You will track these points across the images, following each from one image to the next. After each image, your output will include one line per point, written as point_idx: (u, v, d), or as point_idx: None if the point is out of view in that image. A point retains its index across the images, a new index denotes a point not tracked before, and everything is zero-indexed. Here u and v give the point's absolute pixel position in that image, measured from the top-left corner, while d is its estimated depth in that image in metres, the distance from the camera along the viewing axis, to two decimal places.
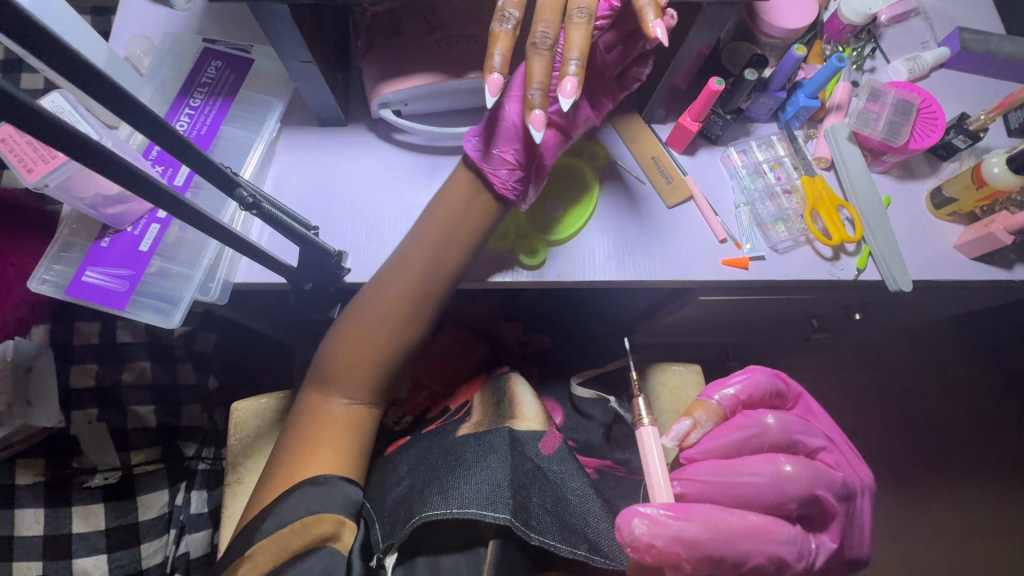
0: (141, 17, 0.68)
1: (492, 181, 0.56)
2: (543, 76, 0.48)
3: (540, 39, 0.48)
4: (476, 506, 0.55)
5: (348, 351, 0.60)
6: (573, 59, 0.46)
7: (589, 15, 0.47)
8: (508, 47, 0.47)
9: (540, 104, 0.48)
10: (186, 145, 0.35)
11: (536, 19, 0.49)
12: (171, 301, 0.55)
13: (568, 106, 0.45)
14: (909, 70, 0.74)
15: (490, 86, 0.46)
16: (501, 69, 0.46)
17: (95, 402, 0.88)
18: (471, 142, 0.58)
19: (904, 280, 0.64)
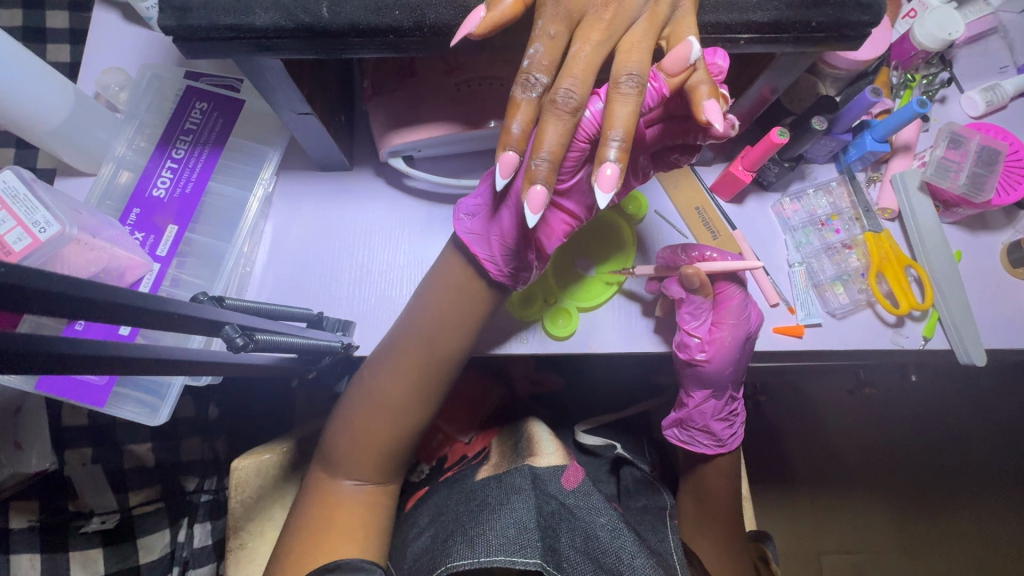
0: (115, 41, 0.59)
1: (487, 266, 0.49)
2: (558, 145, 0.37)
3: (562, 98, 0.37)
4: (505, 552, 0.50)
5: (354, 433, 0.54)
6: (613, 140, 0.36)
7: (641, 85, 0.36)
8: (530, 119, 0.37)
9: (545, 178, 0.37)
10: (133, 296, 0.26)
11: (565, 72, 0.37)
12: (157, 395, 0.49)
13: (601, 203, 0.36)
14: (987, 102, 0.65)
15: (502, 165, 0.38)
16: (519, 145, 0.38)
17: (90, 439, 0.75)
18: (463, 221, 0.50)
19: (978, 353, 0.57)
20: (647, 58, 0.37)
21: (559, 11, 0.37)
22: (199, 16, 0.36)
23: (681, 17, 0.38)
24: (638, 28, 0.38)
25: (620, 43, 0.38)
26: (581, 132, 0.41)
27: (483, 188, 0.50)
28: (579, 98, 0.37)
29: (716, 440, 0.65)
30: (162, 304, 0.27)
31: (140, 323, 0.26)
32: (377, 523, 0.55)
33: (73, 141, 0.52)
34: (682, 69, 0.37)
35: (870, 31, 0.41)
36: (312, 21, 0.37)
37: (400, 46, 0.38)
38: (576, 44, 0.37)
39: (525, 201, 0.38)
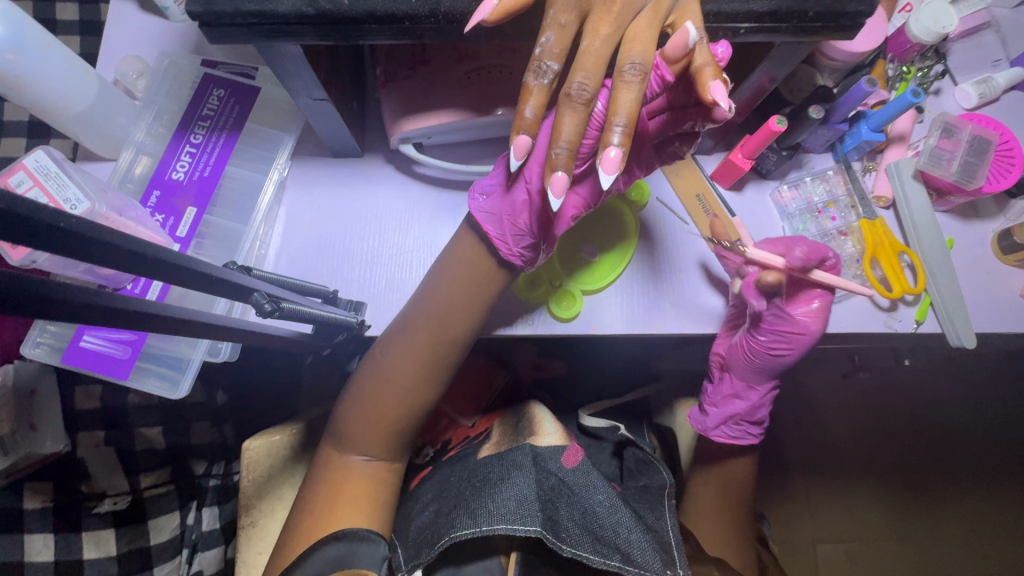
0: (132, 30, 0.61)
1: (498, 245, 0.50)
2: (574, 135, 0.39)
3: (576, 91, 0.38)
4: (506, 521, 0.53)
5: (366, 410, 0.56)
6: (617, 125, 0.38)
7: (644, 73, 0.38)
8: (541, 105, 0.39)
9: (565, 165, 0.39)
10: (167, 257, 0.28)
11: (576, 66, 0.39)
12: (177, 368, 0.50)
13: (605, 185, 0.38)
14: (980, 94, 0.67)
15: (515, 148, 0.40)
16: (531, 129, 0.40)
17: (103, 421, 0.77)
18: (478, 200, 0.51)
19: (968, 336, 0.58)
20: (651, 47, 0.39)
21: (571, 2, 0.39)
22: (224, 3, 0.38)
23: (686, 5, 0.40)
24: (644, 16, 0.39)
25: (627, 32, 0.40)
26: (592, 121, 0.43)
27: (498, 171, 0.51)
28: (591, 89, 0.39)
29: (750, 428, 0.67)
30: (194, 267, 0.29)
31: (175, 279, 0.28)
32: (381, 495, 0.57)
33: (95, 125, 0.54)
34: (681, 52, 0.39)
35: (865, 21, 0.42)
36: (332, 8, 0.38)
37: (415, 33, 0.40)
38: (587, 38, 0.39)
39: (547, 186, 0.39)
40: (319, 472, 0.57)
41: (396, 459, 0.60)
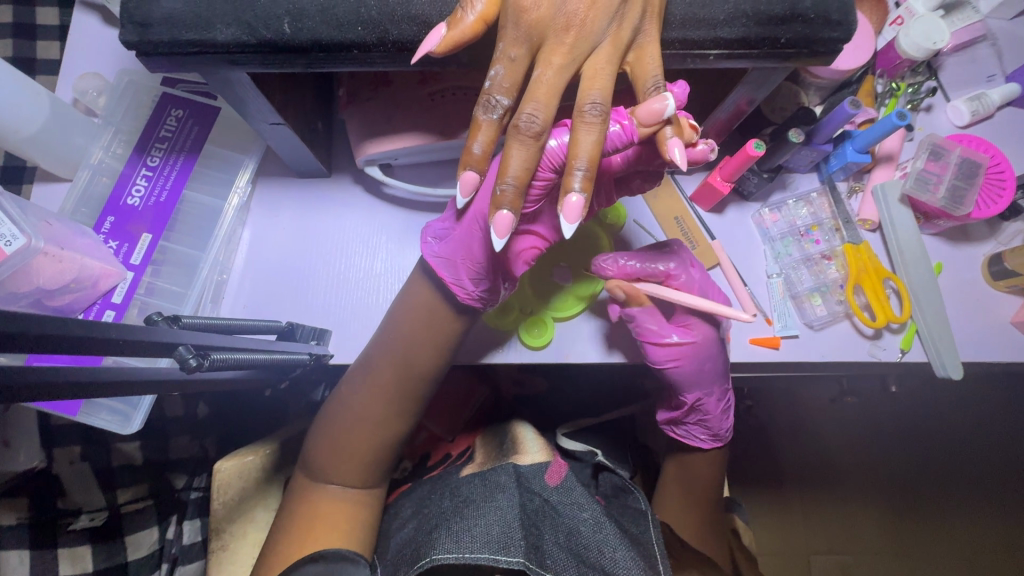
0: (95, 45, 0.59)
1: (453, 290, 0.48)
2: (522, 171, 0.37)
3: (524, 123, 0.36)
4: (488, 550, 0.51)
5: (333, 442, 0.54)
6: (578, 169, 0.36)
7: (604, 113, 0.36)
8: (491, 141, 0.37)
9: (511, 204, 0.38)
10: (76, 325, 0.25)
11: (527, 96, 0.37)
12: (130, 403, 0.49)
13: (566, 233, 0.36)
14: (972, 112, 0.65)
15: (462, 185, 0.38)
16: (480, 165, 0.38)
17: (78, 438, 0.76)
18: (431, 244, 0.48)
19: (955, 367, 0.56)
20: (609, 87, 0.37)
21: (521, 34, 0.36)
22: (160, 32, 0.36)
23: (645, 42, 0.37)
24: (603, 51, 0.37)
25: (584, 67, 0.37)
26: (544, 159, 0.40)
27: (448, 212, 0.50)
28: (542, 121, 0.36)
29: (713, 433, 0.65)
30: (100, 332, 0.26)
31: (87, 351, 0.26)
32: (360, 521, 0.55)
33: (48, 146, 0.52)
34: (656, 121, 0.37)
35: (840, 47, 0.40)
36: (274, 37, 0.36)
37: (364, 61, 0.38)
38: (539, 68, 0.37)
39: (491, 225, 0.38)
40: (289, 502, 0.55)
41: (376, 484, 0.58)
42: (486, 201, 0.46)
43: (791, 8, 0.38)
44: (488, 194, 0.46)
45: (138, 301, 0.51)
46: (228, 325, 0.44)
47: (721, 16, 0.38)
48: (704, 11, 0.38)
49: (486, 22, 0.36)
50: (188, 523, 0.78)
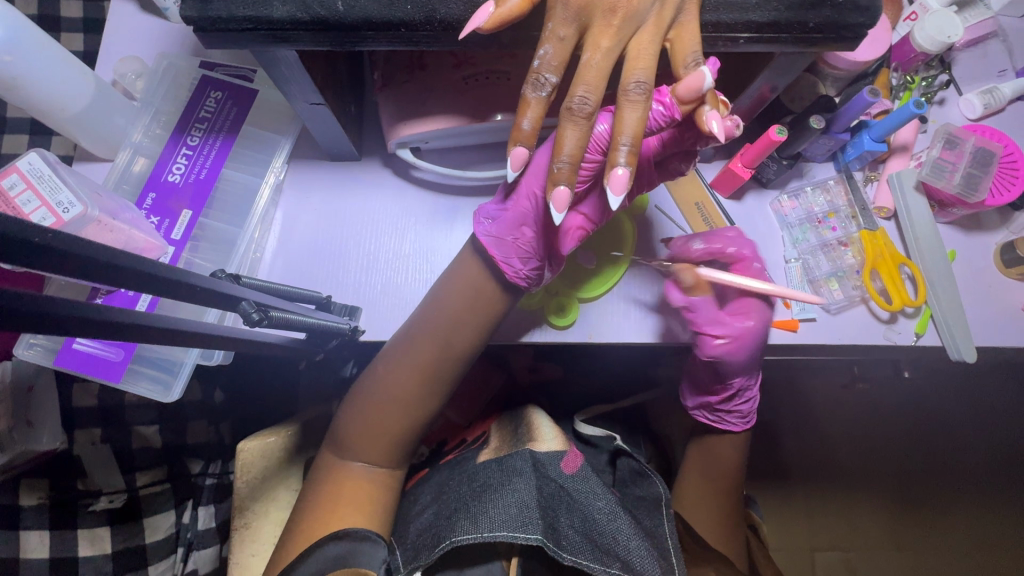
0: (132, 31, 0.61)
1: (504, 270, 0.49)
2: (577, 149, 0.39)
3: (577, 105, 0.38)
4: (505, 528, 0.52)
5: (364, 421, 0.55)
6: (623, 144, 0.37)
7: (648, 92, 0.38)
8: (540, 118, 0.39)
9: (567, 180, 0.39)
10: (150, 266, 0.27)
11: (576, 78, 0.39)
12: (170, 372, 0.50)
13: (613, 206, 0.37)
14: (984, 105, 0.66)
15: (513, 160, 0.40)
16: (529, 142, 0.39)
17: (99, 420, 0.76)
18: (483, 225, 0.50)
19: (969, 350, 0.58)
20: (653, 66, 0.39)
21: (569, 14, 0.38)
22: (219, 7, 0.38)
23: (685, 20, 0.39)
24: (644, 34, 0.39)
25: (628, 47, 0.39)
26: (592, 142, 0.43)
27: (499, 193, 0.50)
28: (593, 102, 0.38)
29: (741, 416, 0.66)
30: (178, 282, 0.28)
31: (156, 291, 0.28)
32: (382, 498, 0.56)
33: (91, 126, 0.54)
34: (693, 97, 0.38)
35: (867, 33, 0.42)
36: (327, 14, 0.38)
37: (411, 40, 0.40)
38: (587, 52, 0.39)
39: (550, 202, 0.39)
40: (318, 478, 0.56)
41: (397, 466, 0.59)
42: (536, 184, 0.47)
43: None
44: (538, 178, 0.47)
45: None
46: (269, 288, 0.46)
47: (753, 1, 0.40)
48: None
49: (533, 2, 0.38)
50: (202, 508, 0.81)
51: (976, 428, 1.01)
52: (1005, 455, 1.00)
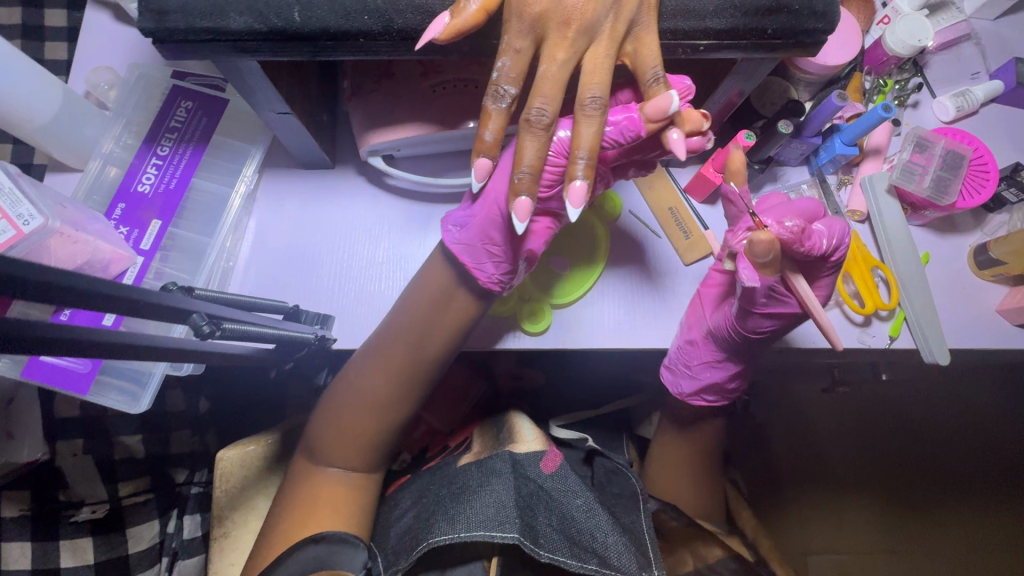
0: (107, 41, 0.61)
1: (476, 275, 0.49)
2: (537, 159, 0.39)
3: (534, 117, 0.38)
4: (483, 527, 0.52)
5: (336, 429, 0.55)
6: (581, 158, 0.38)
7: (603, 105, 0.39)
8: (501, 129, 0.39)
9: (528, 190, 0.39)
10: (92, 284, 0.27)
11: (534, 91, 0.39)
12: (138, 382, 0.50)
13: (573, 218, 0.39)
14: (958, 107, 0.67)
15: (476, 171, 0.40)
16: (492, 152, 0.40)
17: (81, 431, 0.75)
18: (451, 232, 0.50)
19: (942, 352, 0.58)
20: (608, 79, 0.39)
21: (525, 27, 0.38)
22: (175, 19, 0.38)
23: (642, 32, 0.39)
24: (599, 45, 0.39)
25: (584, 58, 0.39)
26: (554, 147, 0.42)
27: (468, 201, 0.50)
28: (551, 113, 0.38)
29: (726, 393, 0.64)
30: (122, 292, 0.28)
31: (102, 308, 0.27)
32: (358, 505, 0.56)
33: (61, 137, 0.54)
34: (662, 117, 0.39)
35: (825, 39, 0.42)
36: (284, 25, 0.38)
37: (369, 50, 0.40)
38: (543, 64, 0.39)
39: (512, 211, 0.39)
40: (292, 482, 0.55)
41: (375, 468, 0.58)
42: (502, 186, 0.47)
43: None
44: (504, 180, 0.47)
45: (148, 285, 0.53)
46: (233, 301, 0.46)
47: (710, 8, 0.40)
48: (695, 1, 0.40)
49: (488, 12, 0.38)
50: (188, 517, 0.77)
51: (964, 429, 1.01)
52: (993, 457, 1.00)
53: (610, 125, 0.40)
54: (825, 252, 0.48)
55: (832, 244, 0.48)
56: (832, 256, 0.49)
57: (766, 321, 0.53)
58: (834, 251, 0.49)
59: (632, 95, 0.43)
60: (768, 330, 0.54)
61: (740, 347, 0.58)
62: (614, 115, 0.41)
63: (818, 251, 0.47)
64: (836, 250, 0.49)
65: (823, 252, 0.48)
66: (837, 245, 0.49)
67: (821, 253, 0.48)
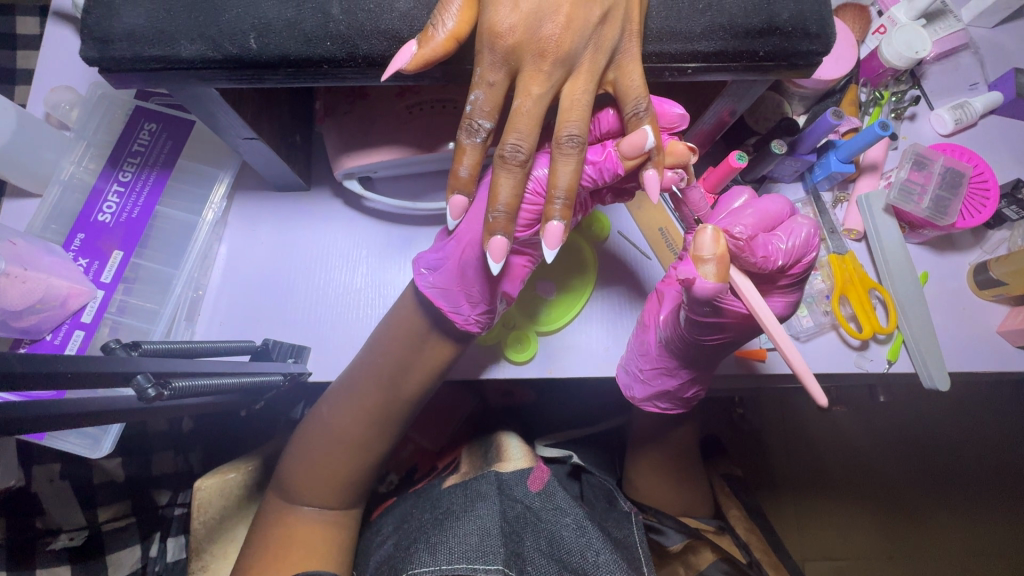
0: (68, 57, 0.58)
1: (453, 318, 0.46)
2: (513, 198, 0.38)
3: (509, 153, 0.37)
4: (465, 560, 0.48)
5: (313, 465, 0.52)
6: (558, 198, 0.37)
7: (582, 145, 0.37)
8: (476, 164, 0.37)
9: (504, 229, 0.38)
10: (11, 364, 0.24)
11: (508, 126, 0.37)
12: (99, 428, 0.48)
13: (550, 259, 0.38)
14: (956, 120, 0.64)
15: (451, 208, 0.38)
16: (467, 188, 0.38)
17: None
18: (425, 276, 0.47)
19: (941, 378, 0.55)
20: (588, 116, 0.37)
21: (498, 59, 0.36)
22: (122, 47, 0.35)
23: (626, 59, 0.37)
24: (578, 77, 0.37)
25: (561, 92, 0.37)
26: (531, 185, 0.41)
27: (441, 242, 0.48)
28: (527, 150, 0.37)
29: (683, 400, 0.58)
30: (44, 365, 0.25)
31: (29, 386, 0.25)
32: (336, 544, 0.53)
33: (17, 162, 0.51)
34: (638, 153, 0.38)
35: (821, 60, 0.39)
36: (239, 52, 0.35)
37: (335, 76, 0.37)
38: (518, 98, 0.36)
39: (487, 250, 0.38)
40: (263, 522, 0.52)
41: (352, 505, 0.56)
42: (476, 229, 0.45)
43: (768, 21, 0.38)
44: (479, 223, 0.45)
45: (109, 320, 0.50)
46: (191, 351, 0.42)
47: (698, 30, 0.37)
48: (681, 24, 0.38)
49: (458, 40, 0.35)
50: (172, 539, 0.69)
51: (964, 439, 0.99)
52: (993, 469, 0.98)
53: (590, 164, 0.40)
54: (780, 263, 0.45)
55: (791, 261, 0.45)
56: (791, 268, 0.46)
57: (712, 329, 0.47)
58: (795, 263, 0.46)
59: (616, 116, 0.40)
60: (721, 337, 0.49)
61: (695, 356, 0.52)
62: (593, 154, 0.41)
63: (772, 263, 0.44)
64: (797, 263, 0.46)
65: (779, 264, 0.45)
66: (798, 258, 0.45)
67: (776, 266, 0.45)
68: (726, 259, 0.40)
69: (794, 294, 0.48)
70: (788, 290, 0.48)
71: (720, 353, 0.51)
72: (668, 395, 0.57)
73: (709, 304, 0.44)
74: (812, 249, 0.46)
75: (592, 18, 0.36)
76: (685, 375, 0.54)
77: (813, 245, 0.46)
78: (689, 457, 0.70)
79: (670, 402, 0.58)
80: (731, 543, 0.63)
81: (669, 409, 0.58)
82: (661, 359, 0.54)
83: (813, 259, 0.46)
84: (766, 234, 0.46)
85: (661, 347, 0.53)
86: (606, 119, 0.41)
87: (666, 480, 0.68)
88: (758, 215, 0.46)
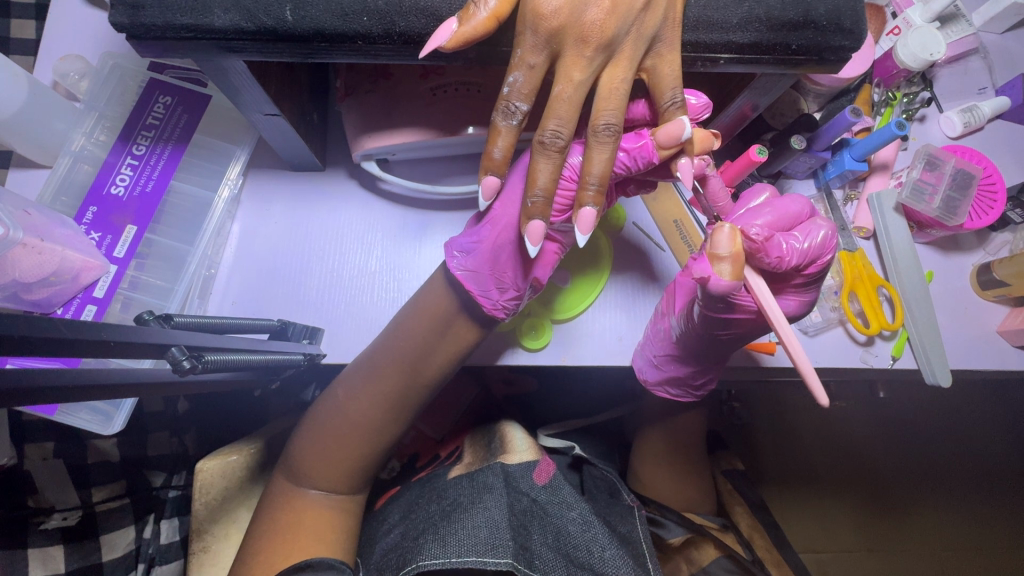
0: (76, 26, 0.56)
1: (482, 303, 0.46)
2: (551, 182, 0.38)
3: (548, 139, 0.37)
4: (476, 553, 0.47)
5: (325, 447, 0.52)
6: (591, 184, 0.38)
7: (617, 134, 0.37)
8: (511, 146, 0.37)
9: (541, 214, 0.38)
10: (47, 326, 0.23)
11: (547, 111, 0.37)
12: (112, 403, 0.49)
13: (582, 244, 0.39)
14: (965, 123, 0.66)
15: (484, 189, 0.38)
16: (500, 170, 0.38)
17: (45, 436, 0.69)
18: (456, 258, 0.47)
19: (944, 374, 0.57)
20: (624, 104, 0.37)
21: (539, 42, 0.36)
22: (153, 13, 0.34)
23: (665, 49, 0.37)
24: (617, 64, 0.37)
25: (599, 80, 0.37)
26: (565, 172, 0.42)
27: (472, 226, 0.47)
28: (565, 137, 0.37)
29: (692, 388, 0.58)
30: (85, 331, 0.25)
31: (64, 351, 0.24)
32: (343, 529, 0.53)
33: (27, 131, 0.50)
34: (674, 144, 0.38)
35: (851, 55, 0.40)
36: (274, 24, 0.35)
37: (368, 52, 0.37)
38: (559, 84, 0.37)
39: (525, 234, 0.39)
40: (271, 506, 0.52)
41: (357, 490, 0.55)
42: (511, 212, 0.45)
43: (804, 14, 0.38)
44: (514, 206, 0.45)
45: (121, 295, 0.49)
46: (218, 325, 0.42)
47: (734, 20, 0.37)
48: (718, 14, 0.38)
49: (499, 20, 0.35)
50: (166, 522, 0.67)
51: (948, 437, 1.02)
52: (975, 466, 1.01)
53: (624, 151, 0.40)
54: (794, 263, 0.44)
55: (807, 260, 0.44)
56: (807, 268, 0.45)
57: (724, 324, 0.47)
58: (811, 264, 0.45)
59: (648, 106, 0.41)
60: (729, 333, 0.49)
61: (703, 348, 0.52)
62: (628, 141, 0.40)
63: (787, 262, 0.44)
64: (812, 263, 0.45)
65: (793, 264, 0.44)
66: (814, 258, 0.45)
67: (791, 265, 0.44)
68: (742, 257, 0.40)
69: (809, 294, 0.48)
70: (802, 289, 0.47)
71: (730, 348, 0.51)
72: (679, 385, 0.57)
73: (721, 301, 0.44)
74: (829, 251, 0.45)
75: (635, 4, 0.36)
76: (694, 365, 0.55)
77: (830, 247, 0.45)
78: (694, 448, 0.71)
79: (679, 391, 0.58)
80: (734, 540, 0.63)
81: (678, 396, 0.59)
82: (667, 344, 0.54)
83: (830, 260, 0.45)
84: (782, 234, 0.45)
85: (669, 333, 0.53)
86: (639, 107, 0.41)
87: (670, 471, 0.69)
88: (776, 214, 0.45)
